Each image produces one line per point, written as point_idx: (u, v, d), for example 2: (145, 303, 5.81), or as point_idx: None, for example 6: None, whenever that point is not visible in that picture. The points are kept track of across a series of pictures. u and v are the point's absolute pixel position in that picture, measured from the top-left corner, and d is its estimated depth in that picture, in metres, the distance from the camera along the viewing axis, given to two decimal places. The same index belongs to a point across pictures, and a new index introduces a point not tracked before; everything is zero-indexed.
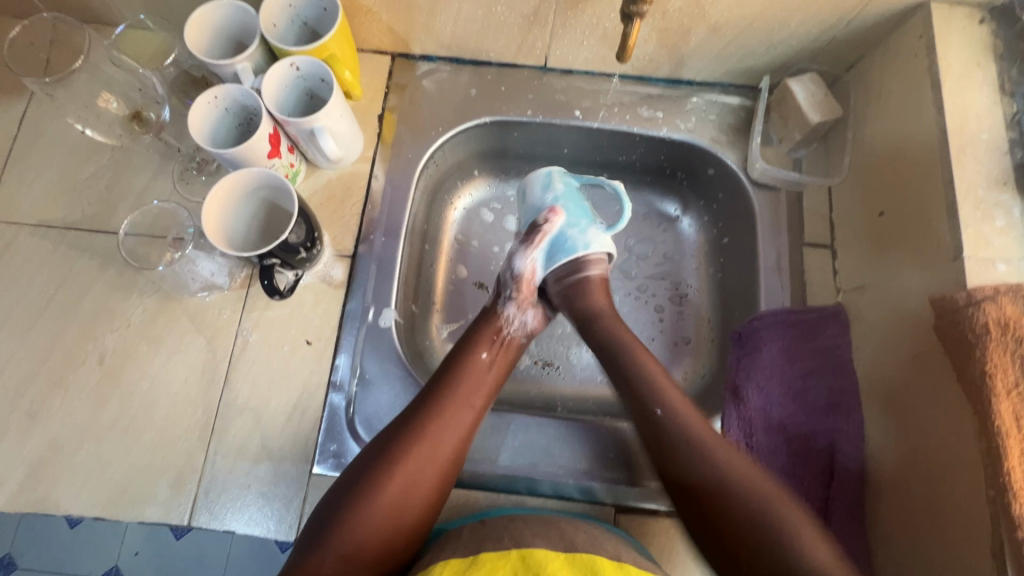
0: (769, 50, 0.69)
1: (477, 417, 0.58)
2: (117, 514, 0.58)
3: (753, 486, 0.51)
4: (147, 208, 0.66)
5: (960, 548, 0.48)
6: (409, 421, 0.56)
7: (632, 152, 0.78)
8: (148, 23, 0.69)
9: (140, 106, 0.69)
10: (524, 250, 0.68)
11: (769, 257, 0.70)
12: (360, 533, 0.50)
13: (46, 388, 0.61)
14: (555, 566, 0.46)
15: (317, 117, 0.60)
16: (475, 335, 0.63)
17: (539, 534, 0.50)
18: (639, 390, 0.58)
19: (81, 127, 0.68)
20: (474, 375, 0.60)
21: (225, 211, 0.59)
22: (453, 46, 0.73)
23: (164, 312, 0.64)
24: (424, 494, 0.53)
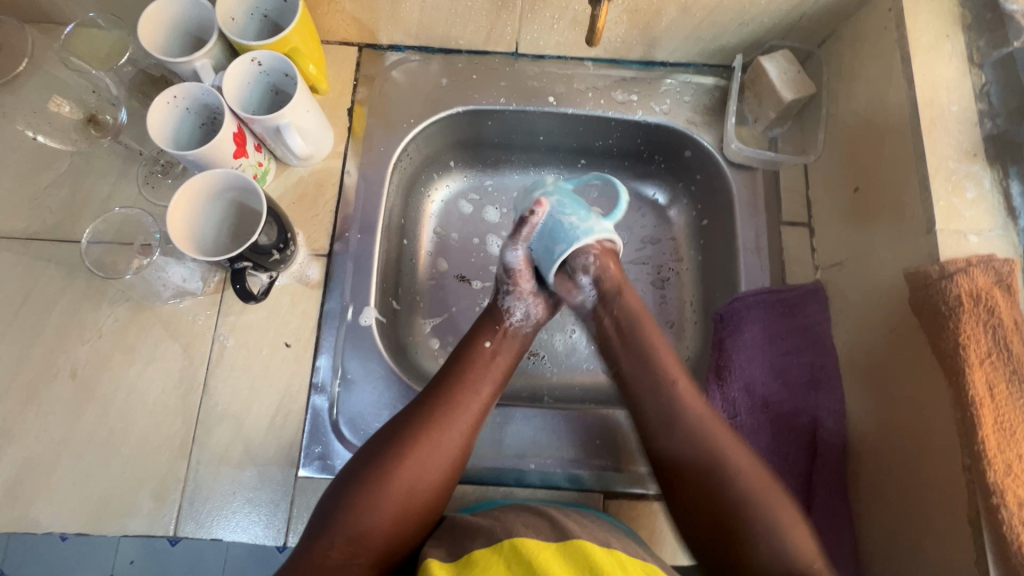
0: (741, 27, 0.68)
1: (487, 404, 0.58)
2: (100, 530, 0.57)
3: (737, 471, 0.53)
4: (110, 215, 0.64)
5: (940, 511, 0.49)
6: (417, 407, 0.56)
7: (609, 136, 0.77)
8: (99, 21, 0.67)
9: (94, 108, 0.68)
10: (513, 243, 0.65)
11: (748, 237, 0.70)
12: (370, 517, 0.50)
13: (18, 405, 0.60)
14: (546, 555, 0.45)
15: (282, 113, 0.58)
16: (483, 321, 0.64)
17: (528, 525, 0.50)
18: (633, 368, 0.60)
19: (33, 134, 0.67)
20: (481, 362, 0.60)
21: (191, 216, 0.57)
22: (420, 34, 0.71)
23: (136, 321, 0.63)
24: (431, 481, 0.53)
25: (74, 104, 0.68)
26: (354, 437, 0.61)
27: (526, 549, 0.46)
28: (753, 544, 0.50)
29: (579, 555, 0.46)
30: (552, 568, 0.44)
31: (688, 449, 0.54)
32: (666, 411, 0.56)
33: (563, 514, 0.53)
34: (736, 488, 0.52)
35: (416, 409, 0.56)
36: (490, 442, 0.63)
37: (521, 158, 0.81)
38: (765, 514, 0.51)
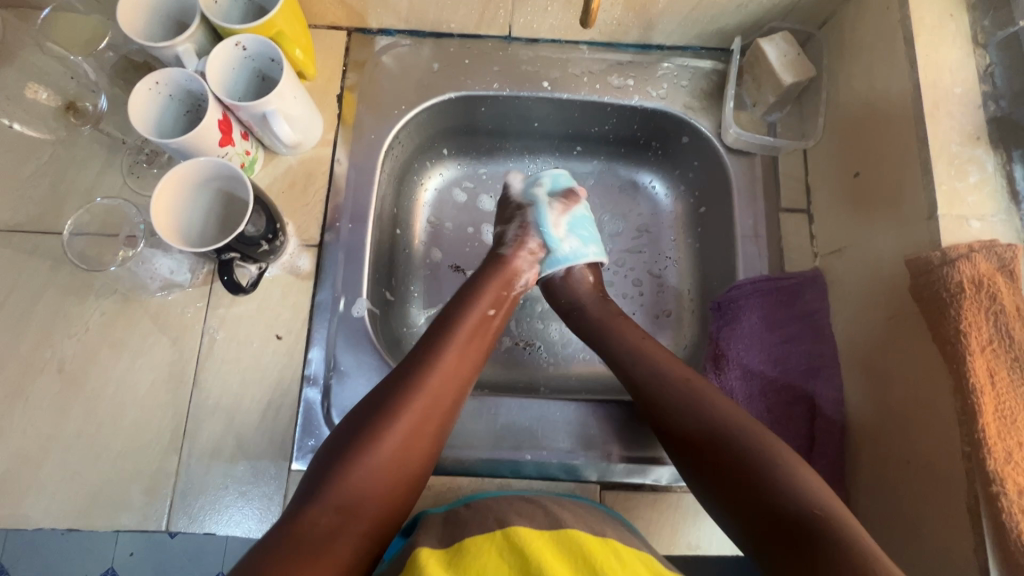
0: (740, 8, 0.66)
1: (475, 369, 0.58)
2: (90, 525, 0.57)
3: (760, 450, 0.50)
4: (94, 207, 0.63)
5: (941, 491, 0.48)
6: (409, 371, 0.55)
7: (605, 122, 0.76)
8: (77, 5, 0.66)
9: (73, 96, 0.66)
10: (531, 210, 0.69)
11: (746, 224, 0.69)
12: (367, 481, 0.49)
13: (4, 400, 0.59)
14: (539, 542, 0.45)
15: (268, 100, 0.57)
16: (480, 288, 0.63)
17: (522, 513, 0.50)
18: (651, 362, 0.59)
19: (10, 123, 0.65)
20: (477, 327, 0.60)
21: (177, 211, 0.56)
22: (410, 18, 0.69)
23: (124, 315, 0.62)
24: (424, 444, 0.53)
25: (49, 91, 0.66)
26: None
27: (519, 538, 0.45)
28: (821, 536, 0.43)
29: (573, 546, 0.45)
30: (546, 556, 0.44)
31: (698, 423, 0.53)
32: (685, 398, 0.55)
33: (557, 503, 0.53)
34: (781, 466, 0.48)
35: (407, 376, 0.55)
36: (484, 433, 0.63)
37: (515, 145, 0.80)
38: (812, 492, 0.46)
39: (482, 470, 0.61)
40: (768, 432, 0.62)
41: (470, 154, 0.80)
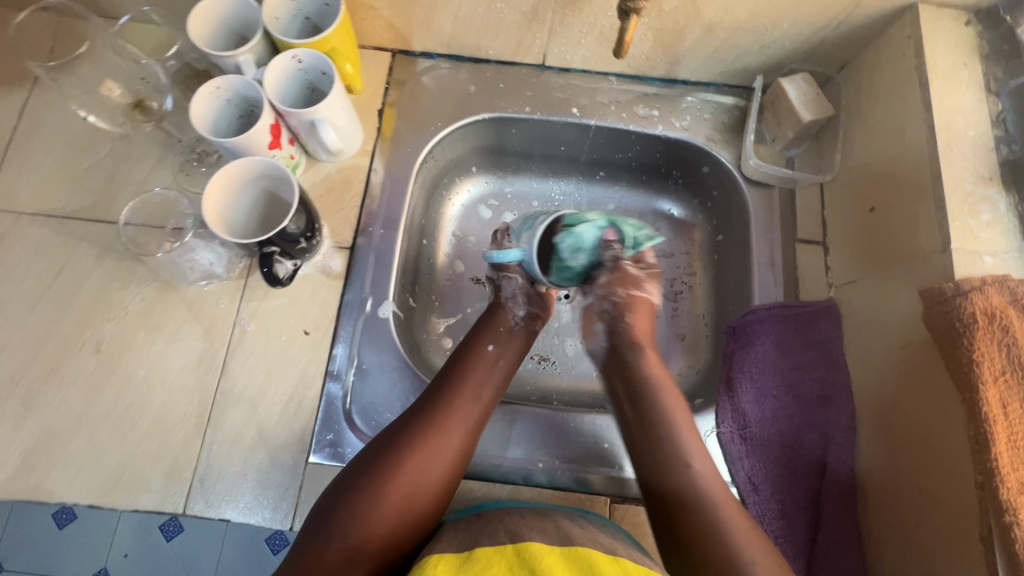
0: (763, 50, 0.69)
1: (486, 409, 0.60)
2: (110, 504, 0.58)
3: (714, 501, 0.54)
4: (149, 196, 0.68)
5: (952, 521, 0.48)
6: (419, 413, 0.57)
7: (628, 150, 0.80)
8: (152, 16, 0.69)
9: (143, 95, 0.71)
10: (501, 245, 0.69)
11: (762, 251, 0.71)
12: (371, 519, 0.51)
13: (42, 375, 0.61)
14: (550, 562, 0.46)
15: (318, 108, 0.61)
16: (479, 329, 0.65)
17: (534, 528, 0.51)
18: (637, 394, 0.61)
19: (86, 113, 0.70)
20: (480, 368, 0.62)
21: (225, 198, 0.59)
22: (451, 43, 0.74)
23: (162, 301, 0.65)
24: (432, 487, 0.54)
25: (122, 87, 0.71)
26: (367, 427, 0.62)
27: (529, 553, 0.46)
28: None
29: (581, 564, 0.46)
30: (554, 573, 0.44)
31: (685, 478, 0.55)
32: (654, 429, 0.59)
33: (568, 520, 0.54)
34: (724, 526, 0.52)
35: (415, 416, 0.57)
36: (500, 438, 0.64)
37: (541, 167, 0.84)
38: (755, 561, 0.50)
39: (493, 476, 0.62)
40: (780, 456, 0.62)
41: (499, 173, 0.84)
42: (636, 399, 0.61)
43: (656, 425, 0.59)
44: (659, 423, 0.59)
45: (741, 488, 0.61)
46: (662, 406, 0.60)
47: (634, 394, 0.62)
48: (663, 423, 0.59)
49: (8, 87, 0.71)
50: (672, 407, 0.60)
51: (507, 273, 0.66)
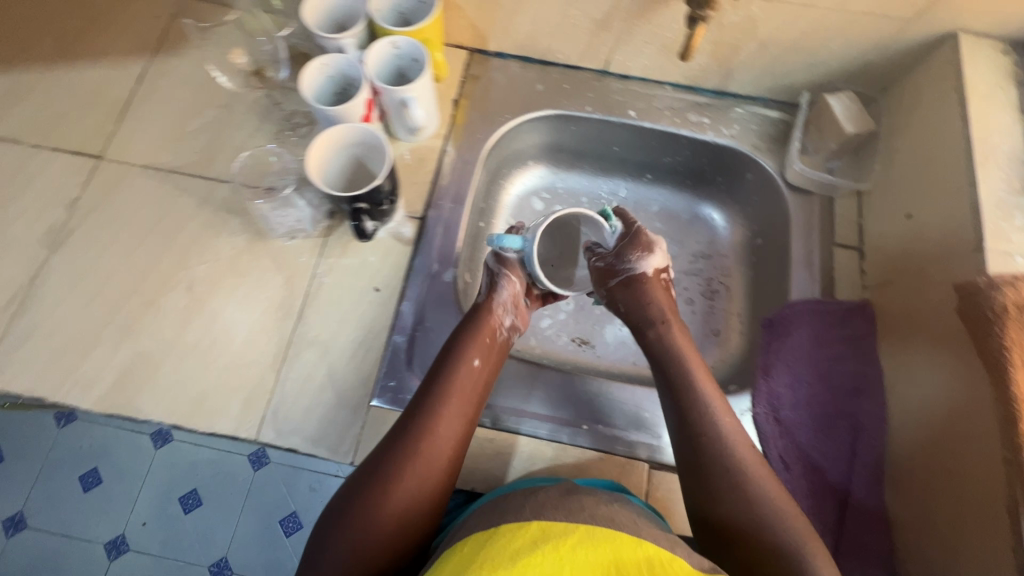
0: (811, 68, 0.76)
1: (468, 423, 0.59)
2: (191, 426, 0.64)
3: (742, 461, 0.57)
4: (258, 151, 0.76)
5: (978, 497, 0.52)
6: (404, 434, 0.56)
7: (677, 153, 0.86)
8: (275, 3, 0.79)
9: (263, 64, 0.81)
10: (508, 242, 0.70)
11: (801, 252, 0.75)
12: (367, 545, 0.51)
13: (140, 307, 0.68)
14: (569, 535, 0.47)
15: (409, 87, 0.67)
16: (464, 343, 0.63)
17: (558, 507, 0.51)
18: (664, 359, 0.66)
19: (217, 74, 0.80)
20: (464, 387, 0.60)
21: (326, 156, 0.67)
22: (524, 46, 0.81)
23: (249, 251, 0.71)
24: (425, 507, 0.55)
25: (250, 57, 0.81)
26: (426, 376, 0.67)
27: (552, 531, 0.47)
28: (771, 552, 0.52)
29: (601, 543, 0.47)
30: (576, 552, 0.45)
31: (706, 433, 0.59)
32: (677, 387, 0.63)
33: (591, 499, 0.54)
34: (745, 481, 0.55)
35: (400, 436, 0.56)
36: (551, 401, 0.70)
37: (594, 165, 0.90)
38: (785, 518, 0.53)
39: (542, 434, 0.67)
40: (813, 439, 0.66)
41: (554, 168, 0.90)
42: (666, 365, 0.65)
43: (688, 388, 0.62)
44: (684, 383, 0.63)
45: (774, 465, 0.64)
46: (686, 366, 0.64)
47: (665, 360, 0.65)
48: (686, 381, 0.63)
49: (130, 56, 0.81)
50: (692, 371, 0.64)
51: (507, 275, 0.67)
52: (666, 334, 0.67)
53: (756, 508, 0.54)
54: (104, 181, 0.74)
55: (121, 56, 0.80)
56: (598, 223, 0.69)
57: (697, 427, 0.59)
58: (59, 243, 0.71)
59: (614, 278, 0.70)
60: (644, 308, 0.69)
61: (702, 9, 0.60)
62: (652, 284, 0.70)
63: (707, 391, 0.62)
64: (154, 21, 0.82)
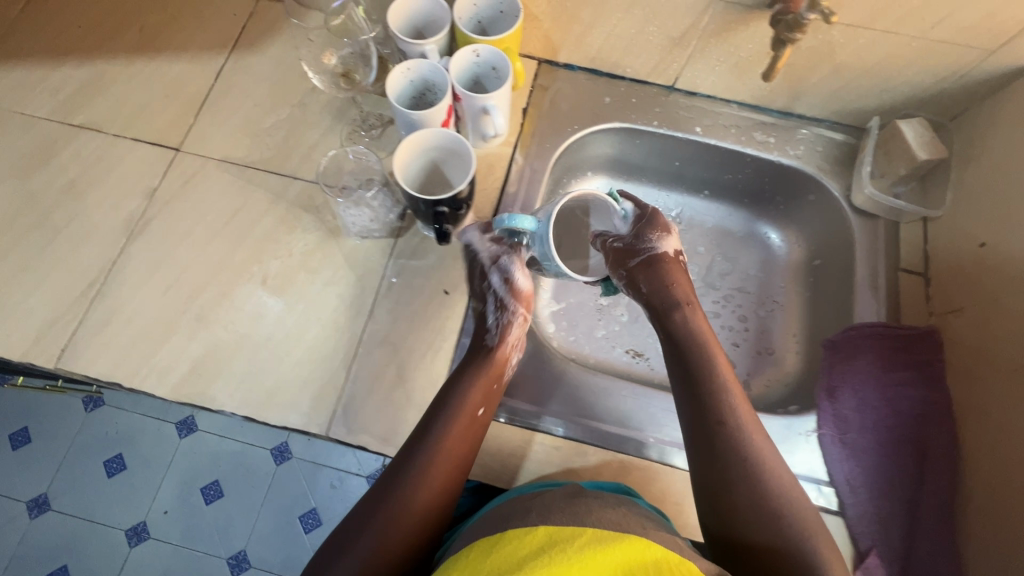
0: (883, 93, 0.76)
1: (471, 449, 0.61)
2: (264, 417, 0.65)
3: (755, 449, 0.60)
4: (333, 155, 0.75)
5: None
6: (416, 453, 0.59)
7: (738, 171, 0.86)
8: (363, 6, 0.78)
9: (351, 67, 0.79)
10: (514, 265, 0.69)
11: (866, 275, 0.76)
12: (384, 547, 0.54)
13: (215, 298, 0.69)
14: (575, 540, 0.49)
15: (491, 95, 0.68)
16: (469, 390, 0.62)
17: (563, 511, 0.53)
18: (683, 342, 0.67)
19: (312, 75, 0.78)
20: (464, 438, 0.60)
21: (408, 159, 0.68)
22: (595, 58, 0.83)
23: (322, 248, 0.72)
24: (430, 519, 0.57)
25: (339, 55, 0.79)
26: None
27: (557, 535, 0.50)
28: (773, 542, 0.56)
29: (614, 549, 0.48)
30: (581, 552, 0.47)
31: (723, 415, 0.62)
32: (696, 368, 0.65)
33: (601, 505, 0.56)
34: (758, 470, 0.59)
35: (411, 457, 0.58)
36: (617, 411, 0.71)
37: (652, 179, 0.91)
38: (787, 509, 0.57)
39: (608, 443, 0.69)
40: (879, 463, 0.65)
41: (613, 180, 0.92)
42: (686, 349, 0.66)
43: (709, 380, 0.64)
44: (703, 366, 0.65)
45: (838, 488, 0.64)
46: (706, 350, 0.66)
47: (686, 344, 0.67)
48: (704, 364, 0.65)
49: (209, 52, 0.82)
50: (711, 355, 0.66)
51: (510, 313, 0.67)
52: (687, 314, 0.69)
53: (764, 500, 0.58)
54: (181, 172, 0.76)
55: (201, 51, 0.82)
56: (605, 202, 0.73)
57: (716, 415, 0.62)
58: (137, 232, 0.72)
59: (634, 258, 0.71)
60: (669, 288, 0.70)
61: (790, 33, 0.61)
62: (672, 265, 0.72)
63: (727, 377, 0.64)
64: (233, 19, 0.84)
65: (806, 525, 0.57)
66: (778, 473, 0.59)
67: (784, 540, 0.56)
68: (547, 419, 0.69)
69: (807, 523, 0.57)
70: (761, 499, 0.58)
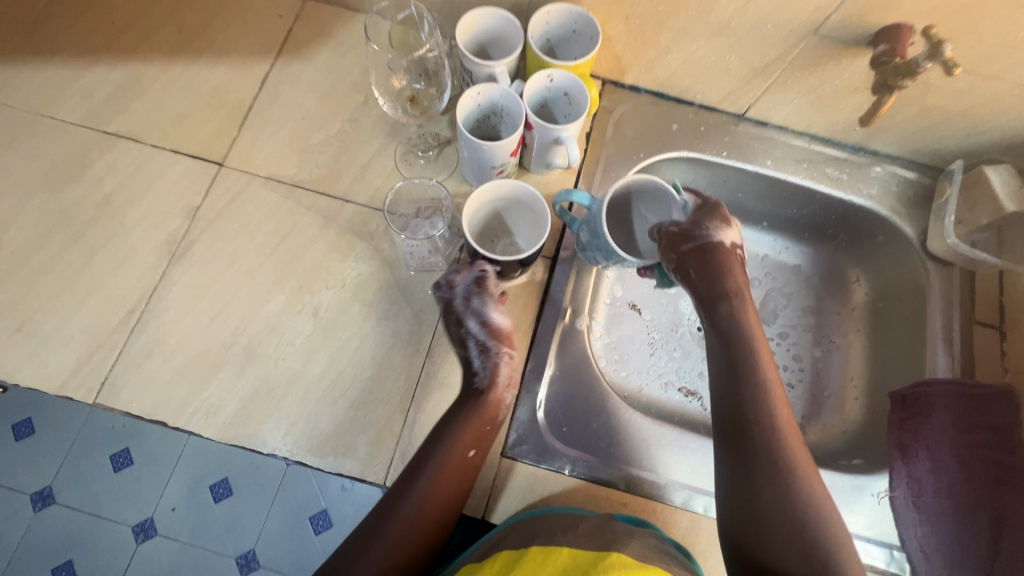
0: (970, 136, 0.73)
1: (467, 478, 0.58)
2: (318, 461, 0.61)
3: (794, 458, 0.56)
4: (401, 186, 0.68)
5: None
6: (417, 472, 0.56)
7: (804, 207, 0.83)
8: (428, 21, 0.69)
9: (420, 92, 0.70)
10: (490, 301, 0.62)
11: (939, 326, 0.73)
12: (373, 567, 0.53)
13: (264, 330, 0.65)
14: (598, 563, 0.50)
15: (567, 128, 0.64)
16: (462, 427, 0.57)
17: (587, 535, 0.54)
18: (731, 337, 0.62)
19: (381, 102, 0.69)
20: (461, 468, 0.57)
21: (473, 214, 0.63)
22: (664, 83, 0.78)
23: (377, 279, 0.68)
24: (419, 544, 0.55)
25: (409, 77, 0.70)
26: (559, 429, 0.66)
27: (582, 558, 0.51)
28: (801, 559, 0.52)
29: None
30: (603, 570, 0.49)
31: (762, 419, 0.57)
32: (739, 367, 0.60)
33: (625, 531, 0.56)
34: (793, 482, 0.55)
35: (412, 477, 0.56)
36: (685, 467, 0.66)
37: None
38: (822, 529, 0.53)
39: (676, 501, 0.64)
40: (954, 530, 0.64)
41: None
42: (734, 344, 0.62)
43: (751, 378, 0.60)
44: (746, 366, 0.60)
45: (913, 556, 0.63)
46: (752, 348, 0.61)
47: (733, 340, 0.62)
48: (748, 364, 0.60)
49: (252, 57, 0.76)
50: (757, 354, 0.61)
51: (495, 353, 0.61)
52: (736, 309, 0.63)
53: (795, 515, 0.53)
54: (225, 190, 0.71)
55: (245, 55, 0.76)
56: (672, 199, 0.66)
57: (752, 418, 0.58)
58: (180, 254, 0.68)
59: (688, 243, 0.64)
60: (722, 278, 0.64)
61: (899, 80, 0.62)
62: (729, 255, 0.65)
63: (772, 381, 0.60)
64: (279, 20, 0.77)
65: (839, 545, 0.53)
66: (813, 487, 0.55)
67: (806, 559, 0.52)
68: (615, 472, 0.64)
69: (841, 542, 0.53)
70: (795, 516, 0.53)
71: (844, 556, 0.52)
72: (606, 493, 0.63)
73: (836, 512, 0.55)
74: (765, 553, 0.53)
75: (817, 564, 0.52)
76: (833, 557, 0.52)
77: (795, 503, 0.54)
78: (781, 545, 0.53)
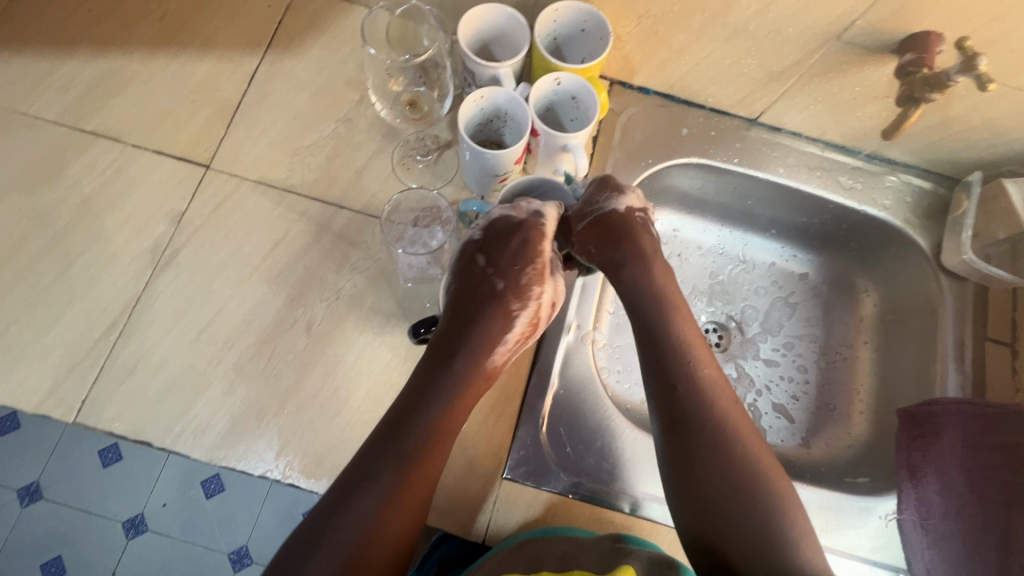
0: (989, 147, 0.70)
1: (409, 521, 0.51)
2: (311, 484, 0.59)
3: (726, 422, 0.53)
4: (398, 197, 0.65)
5: None
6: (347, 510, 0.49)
7: (815, 215, 0.80)
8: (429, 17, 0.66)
9: (420, 95, 0.68)
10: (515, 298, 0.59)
11: (951, 343, 0.71)
12: None
13: (255, 345, 0.62)
14: None
15: (575, 135, 0.60)
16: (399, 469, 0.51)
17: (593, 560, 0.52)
18: (648, 302, 0.59)
19: (380, 108, 0.67)
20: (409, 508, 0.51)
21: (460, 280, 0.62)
22: (675, 85, 0.74)
23: (373, 291, 0.65)
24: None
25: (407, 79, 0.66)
26: (562, 448, 0.64)
27: None
28: (752, 527, 0.49)
29: None
30: None
31: (690, 388, 0.54)
32: (660, 335, 0.57)
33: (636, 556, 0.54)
34: (727, 448, 0.51)
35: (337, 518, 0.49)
36: None
37: (718, 214, 0.84)
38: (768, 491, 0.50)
39: None
40: (963, 552, 0.63)
41: (676, 212, 0.84)
42: (646, 314, 0.58)
43: (674, 344, 0.56)
44: (663, 332, 0.57)
45: None
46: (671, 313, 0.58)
47: (645, 310, 0.58)
48: (669, 330, 0.57)
49: (241, 51, 0.72)
50: (674, 318, 0.58)
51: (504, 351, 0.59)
52: (647, 271, 0.60)
53: (737, 483, 0.50)
54: (212, 195, 0.67)
55: (232, 49, 0.72)
56: (562, 191, 0.64)
57: (678, 386, 0.54)
58: (163, 264, 0.64)
59: (583, 221, 0.61)
60: (621, 243, 0.60)
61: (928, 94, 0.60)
62: (631, 220, 0.62)
63: (695, 344, 0.56)
64: (268, 11, 0.72)
65: (787, 507, 0.50)
66: (751, 448, 0.52)
67: (760, 528, 0.49)
68: (620, 494, 0.63)
69: (788, 501, 0.50)
70: (739, 483, 0.50)
71: (795, 520, 0.49)
72: (611, 515, 0.61)
73: (780, 471, 0.52)
74: (715, 529, 0.50)
75: (769, 531, 0.48)
76: (782, 519, 0.49)
77: (735, 471, 0.51)
78: (729, 517, 0.49)
